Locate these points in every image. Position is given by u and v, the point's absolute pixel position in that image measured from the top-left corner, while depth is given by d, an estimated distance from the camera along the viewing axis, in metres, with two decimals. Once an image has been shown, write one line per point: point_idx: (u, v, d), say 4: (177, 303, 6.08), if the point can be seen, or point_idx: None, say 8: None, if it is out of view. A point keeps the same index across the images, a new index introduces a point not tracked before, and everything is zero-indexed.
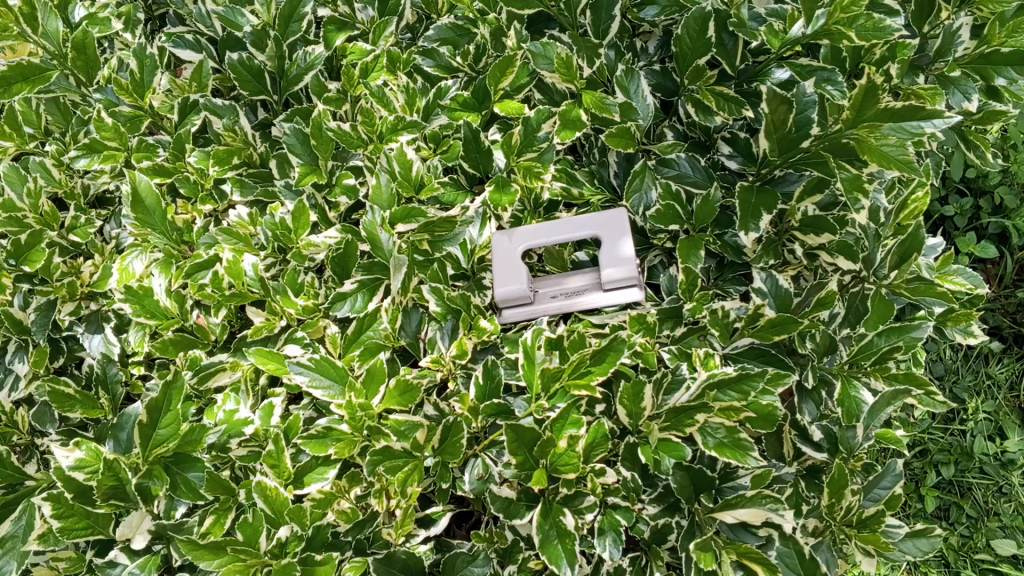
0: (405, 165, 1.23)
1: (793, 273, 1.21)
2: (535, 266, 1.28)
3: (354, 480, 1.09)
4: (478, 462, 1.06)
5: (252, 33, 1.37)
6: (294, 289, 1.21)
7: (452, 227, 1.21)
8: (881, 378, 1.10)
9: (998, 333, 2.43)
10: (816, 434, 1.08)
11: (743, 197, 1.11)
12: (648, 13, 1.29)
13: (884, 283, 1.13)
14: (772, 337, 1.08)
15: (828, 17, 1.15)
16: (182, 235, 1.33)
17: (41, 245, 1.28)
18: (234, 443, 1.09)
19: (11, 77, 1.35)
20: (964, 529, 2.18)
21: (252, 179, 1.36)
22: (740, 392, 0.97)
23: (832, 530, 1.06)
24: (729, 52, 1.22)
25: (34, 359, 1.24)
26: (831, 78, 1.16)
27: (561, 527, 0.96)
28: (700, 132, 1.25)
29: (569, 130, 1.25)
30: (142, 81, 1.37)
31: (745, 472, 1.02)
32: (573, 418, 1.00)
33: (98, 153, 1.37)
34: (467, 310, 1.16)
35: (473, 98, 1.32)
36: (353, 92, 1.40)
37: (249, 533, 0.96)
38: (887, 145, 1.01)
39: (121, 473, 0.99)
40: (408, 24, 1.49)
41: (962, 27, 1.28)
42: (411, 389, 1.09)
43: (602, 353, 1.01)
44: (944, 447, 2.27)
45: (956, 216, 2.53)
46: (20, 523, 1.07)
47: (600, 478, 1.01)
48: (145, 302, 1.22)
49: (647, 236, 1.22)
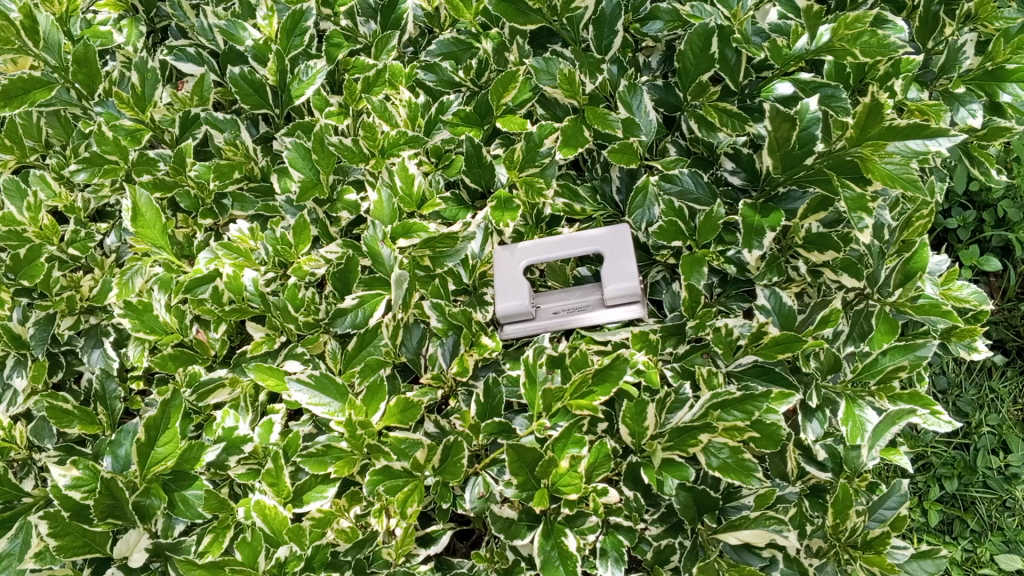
0: (407, 180, 1.22)
1: (796, 290, 1.20)
2: (536, 281, 1.27)
3: (354, 499, 1.07)
4: (478, 480, 1.05)
5: (253, 49, 1.39)
6: (294, 305, 1.19)
7: (453, 244, 1.19)
8: (886, 398, 1.07)
9: (1001, 346, 2.40)
10: (820, 454, 1.07)
11: (746, 214, 1.11)
12: (651, 28, 1.30)
13: (889, 301, 1.12)
14: (776, 355, 1.07)
15: (832, 33, 1.17)
16: (182, 249, 1.34)
17: (40, 260, 1.27)
18: (232, 461, 1.07)
19: (11, 91, 1.34)
20: (967, 543, 2.17)
21: (253, 193, 1.37)
22: (745, 411, 0.96)
23: (836, 551, 1.04)
24: (732, 67, 1.21)
25: (33, 373, 1.23)
26: (836, 95, 1.18)
27: (563, 548, 0.95)
28: (703, 148, 1.24)
29: (571, 146, 1.25)
30: (143, 95, 1.38)
31: (748, 492, 1.01)
32: (575, 437, 0.99)
33: (99, 167, 1.36)
34: (468, 327, 1.15)
35: (476, 113, 1.32)
36: (354, 106, 1.40)
37: (248, 552, 0.96)
38: (892, 163, 1.02)
39: (119, 492, 0.98)
40: (411, 38, 1.49)
41: (966, 43, 1.28)
42: (412, 406, 1.08)
43: (605, 372, 0.99)
44: (947, 461, 2.25)
45: (959, 229, 2.52)
46: (16, 541, 1.07)
47: (603, 498, 0.99)
48: (144, 317, 1.21)
49: (649, 252, 1.22)
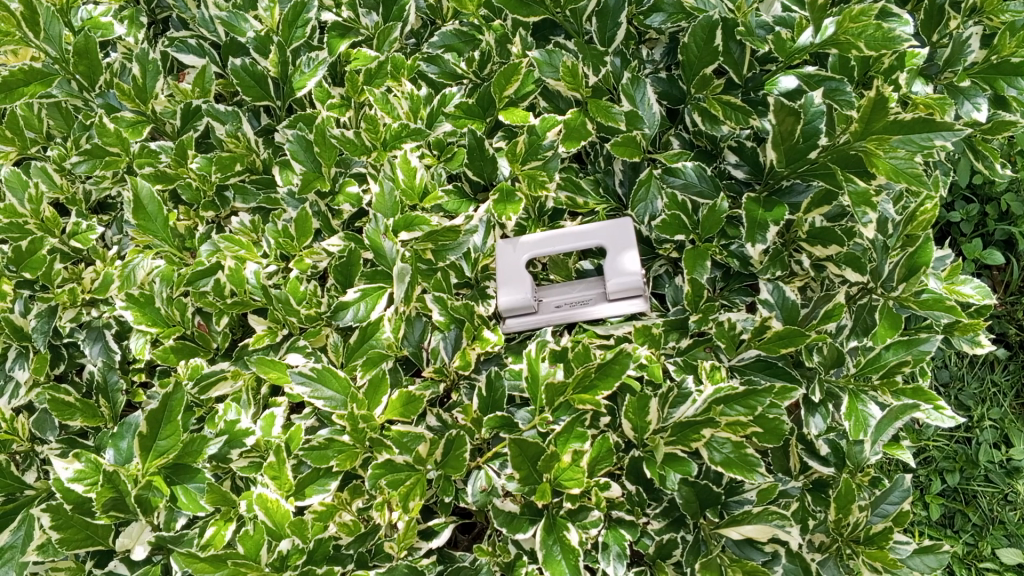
0: (409, 172, 1.22)
1: (799, 285, 1.20)
2: (540, 274, 1.27)
3: (355, 493, 1.09)
4: (480, 474, 1.05)
5: (255, 40, 1.37)
6: (295, 298, 1.19)
7: (455, 237, 1.18)
8: (889, 392, 1.08)
9: (1003, 340, 2.40)
10: (822, 450, 1.07)
11: (750, 208, 1.10)
12: (654, 20, 1.29)
13: (893, 295, 1.12)
14: (778, 351, 1.07)
15: (837, 26, 1.16)
16: (184, 242, 1.32)
17: (41, 252, 1.28)
18: (234, 454, 1.08)
19: (12, 83, 1.35)
20: (969, 537, 2.17)
21: (255, 185, 1.36)
22: (748, 406, 0.95)
23: (838, 546, 1.05)
24: (735, 60, 1.21)
25: (35, 366, 1.23)
26: (840, 88, 1.16)
27: (565, 542, 0.95)
28: (707, 141, 1.24)
29: (574, 140, 1.24)
30: (145, 86, 1.37)
31: (751, 486, 1.01)
32: (577, 432, 1.00)
33: (100, 159, 1.36)
34: (470, 321, 1.15)
35: (478, 105, 1.32)
36: (357, 98, 1.39)
37: (251, 545, 0.94)
38: (896, 158, 1.01)
39: (120, 485, 0.98)
40: (412, 30, 1.48)
41: (972, 36, 1.27)
42: (414, 400, 1.08)
43: (607, 367, 0.99)
44: (949, 455, 2.25)
45: (962, 223, 2.51)
46: (19, 534, 1.07)
47: (605, 492, 1.00)
48: (146, 310, 1.20)
49: (652, 245, 1.21)
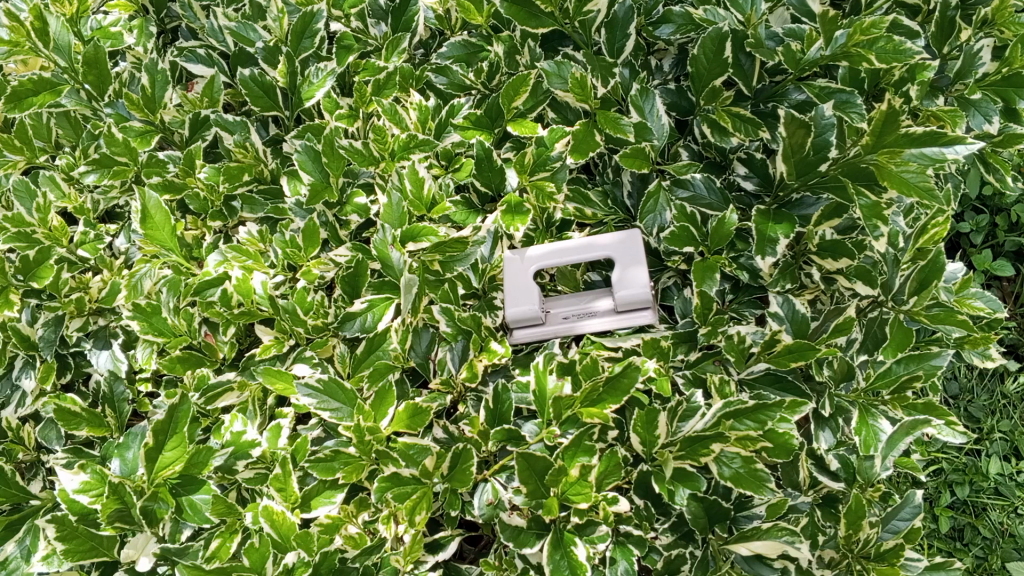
0: (417, 183, 1.23)
1: (809, 297, 1.18)
2: (546, 286, 1.25)
3: (361, 506, 1.07)
4: (487, 487, 1.04)
5: (264, 50, 1.41)
6: (303, 308, 1.17)
7: (463, 248, 1.18)
8: (900, 408, 1.08)
9: (1014, 351, 2.38)
10: (833, 465, 1.05)
11: (760, 221, 1.09)
12: (663, 32, 1.29)
13: (904, 309, 1.11)
14: (789, 364, 1.05)
15: (847, 38, 1.15)
16: (192, 251, 1.33)
17: (49, 261, 1.26)
18: (239, 465, 1.08)
19: (22, 93, 1.36)
20: (979, 550, 2.13)
21: (263, 196, 1.36)
22: (757, 420, 0.96)
23: (847, 562, 1.04)
24: (745, 72, 1.22)
25: (41, 376, 1.24)
26: (850, 101, 1.16)
27: (573, 558, 0.94)
28: (716, 153, 1.23)
29: (582, 151, 1.23)
30: (154, 96, 1.37)
31: (760, 501, 1.01)
32: (585, 446, 0.99)
33: (108, 169, 1.36)
34: (478, 332, 1.15)
35: (486, 116, 1.32)
36: (364, 109, 1.38)
37: (256, 558, 0.95)
38: (908, 171, 0.98)
39: (125, 497, 0.98)
40: (422, 40, 1.47)
41: (983, 48, 1.27)
42: (421, 412, 1.07)
43: (616, 381, 0.99)
44: (959, 467, 2.23)
45: (972, 233, 2.50)
46: (23, 544, 1.08)
47: (613, 507, 0.98)
48: (152, 320, 1.20)
49: (660, 257, 1.20)
